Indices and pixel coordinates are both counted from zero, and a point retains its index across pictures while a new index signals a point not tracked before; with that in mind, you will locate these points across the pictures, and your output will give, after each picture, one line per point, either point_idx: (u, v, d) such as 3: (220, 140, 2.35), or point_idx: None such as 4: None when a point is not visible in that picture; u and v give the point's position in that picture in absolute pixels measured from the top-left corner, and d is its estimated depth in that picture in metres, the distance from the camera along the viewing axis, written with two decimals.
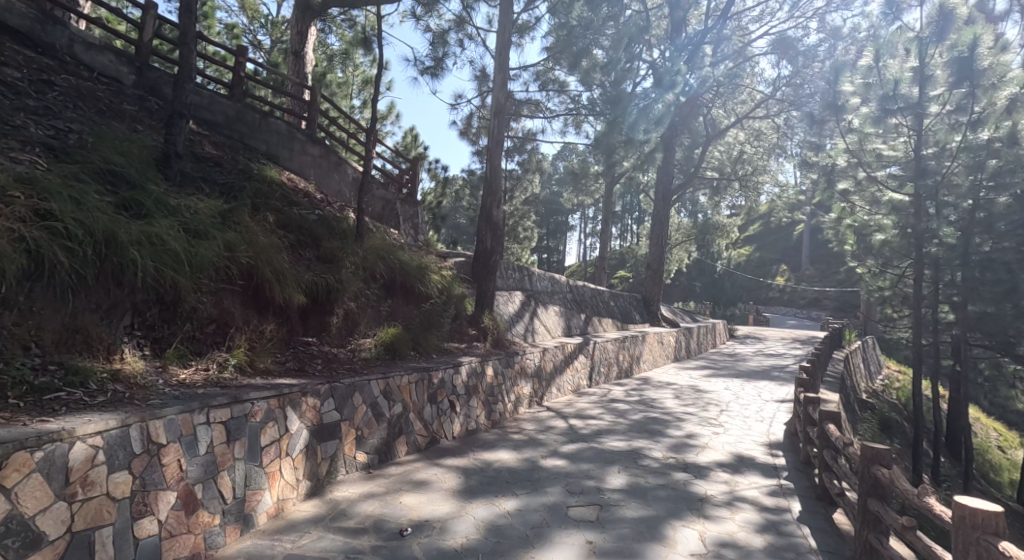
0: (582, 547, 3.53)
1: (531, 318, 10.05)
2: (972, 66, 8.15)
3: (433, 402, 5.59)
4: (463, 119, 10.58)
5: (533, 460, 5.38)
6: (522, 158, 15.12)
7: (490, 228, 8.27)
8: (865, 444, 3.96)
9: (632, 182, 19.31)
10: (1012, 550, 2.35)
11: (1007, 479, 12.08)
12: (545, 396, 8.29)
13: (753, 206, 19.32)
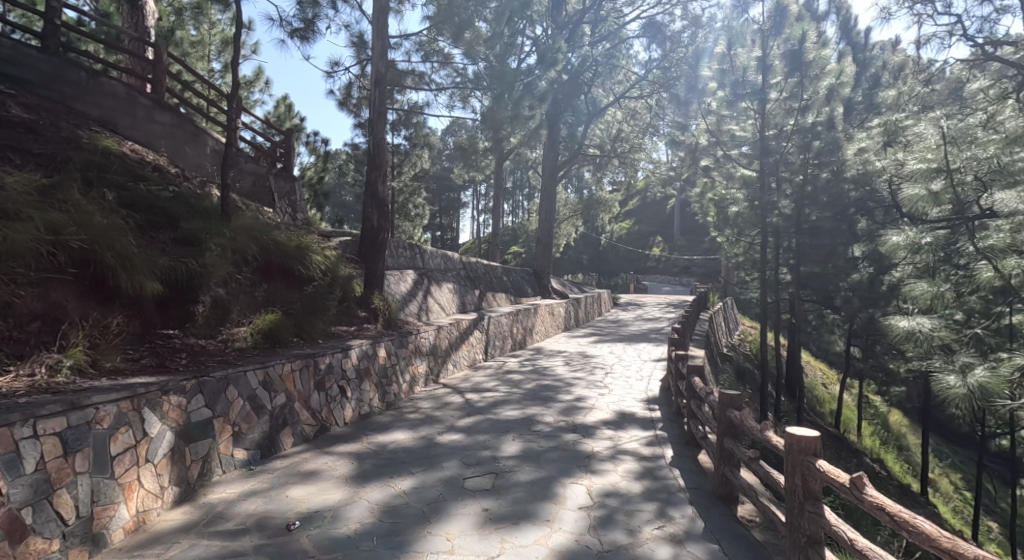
0: (477, 515, 3.80)
1: (424, 296, 10.13)
2: (802, 58, 9.52)
3: (320, 388, 5.57)
4: (342, 88, 10.20)
5: (429, 437, 5.60)
6: (409, 132, 14.98)
7: (377, 205, 8.20)
8: (721, 392, 4.59)
9: (520, 156, 19.90)
10: (830, 468, 2.97)
11: (830, 409, 14.45)
12: (441, 373, 8.51)
13: (630, 182, 20.65)
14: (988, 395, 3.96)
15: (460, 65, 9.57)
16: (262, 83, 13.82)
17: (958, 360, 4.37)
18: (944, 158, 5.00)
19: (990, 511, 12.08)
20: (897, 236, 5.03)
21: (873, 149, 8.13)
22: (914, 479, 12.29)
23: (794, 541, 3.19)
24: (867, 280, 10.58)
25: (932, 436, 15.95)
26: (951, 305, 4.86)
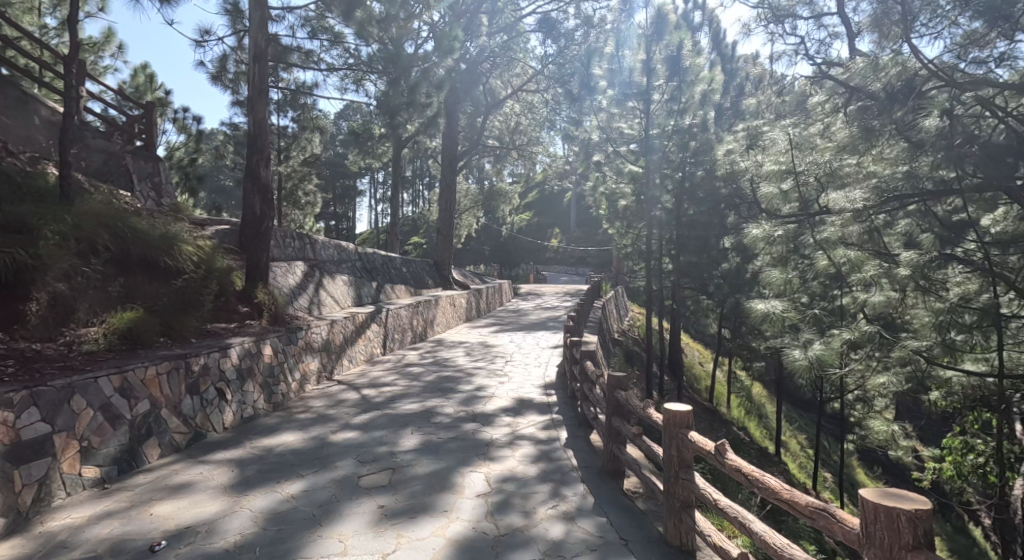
0: (373, 513, 3.83)
1: (316, 289, 9.81)
2: (680, 64, 10.37)
3: (193, 393, 5.25)
4: (215, 61, 9.45)
5: (321, 437, 5.52)
6: (297, 114, 14.29)
7: (259, 190, 7.79)
8: (609, 375, 4.94)
9: (419, 144, 19.69)
10: (700, 437, 3.34)
11: (706, 386, 15.95)
12: (335, 370, 8.34)
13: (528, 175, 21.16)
14: (824, 365, 4.64)
15: (352, 45, 9.28)
16: (114, 48, 12.48)
17: (802, 336, 5.06)
18: (792, 160, 5.73)
19: (826, 464, 14.15)
20: (755, 229, 5.61)
21: (740, 152, 9.04)
22: (770, 442, 14.01)
23: (670, 506, 3.54)
24: (735, 268, 11.76)
25: (784, 404, 18.21)
26: (798, 290, 5.59)
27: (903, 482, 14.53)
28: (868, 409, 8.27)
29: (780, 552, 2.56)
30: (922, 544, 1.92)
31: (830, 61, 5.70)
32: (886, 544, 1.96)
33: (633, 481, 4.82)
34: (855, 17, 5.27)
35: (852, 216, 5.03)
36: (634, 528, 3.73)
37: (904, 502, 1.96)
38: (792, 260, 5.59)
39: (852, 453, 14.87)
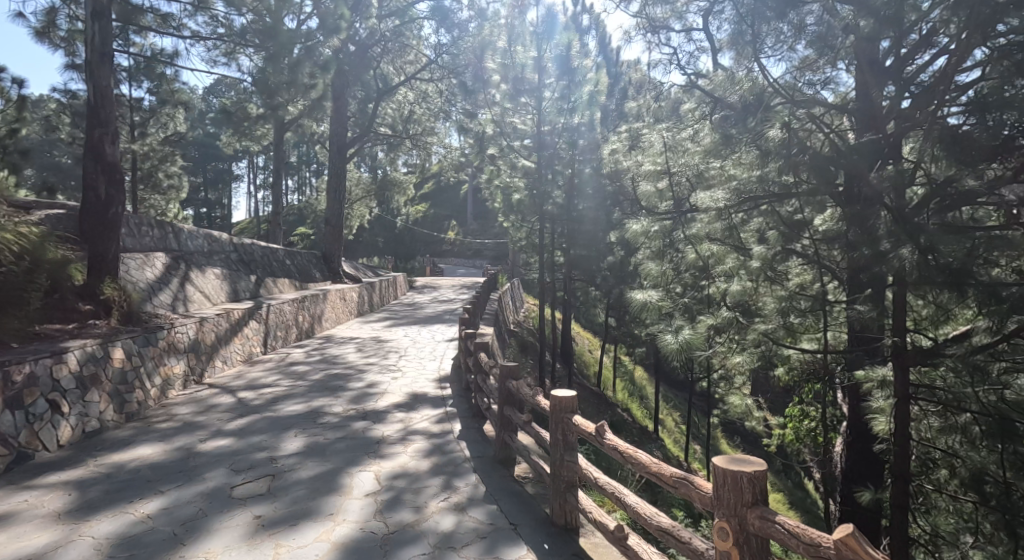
0: (249, 524, 3.62)
1: (180, 284, 9.01)
2: (568, 64, 10.68)
3: (18, 406, 4.59)
4: (42, 15, 8.13)
5: (188, 447, 5.12)
6: (153, 86, 12.82)
7: (104, 170, 6.97)
8: (500, 365, 5.06)
9: (304, 126, 18.63)
10: (583, 421, 3.54)
11: (595, 372, 16.83)
12: (206, 373, 7.76)
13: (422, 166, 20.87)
14: (691, 348, 5.11)
15: (224, 14, 8.62)
16: None
17: (675, 322, 5.52)
18: (668, 161, 6.27)
19: (695, 438, 15.61)
20: (635, 225, 6.21)
21: (622, 152, 9.58)
22: (650, 421, 15.14)
23: (555, 487, 3.73)
24: (619, 261, 12.51)
25: (661, 386, 19.74)
26: (672, 280, 6.09)
27: (758, 449, 16.43)
28: (730, 387, 9.24)
29: (650, 521, 2.81)
30: (760, 501, 2.22)
31: (698, 73, 6.21)
32: (731, 504, 2.23)
33: (523, 467, 5.01)
34: (717, 34, 5.82)
35: (715, 214, 5.60)
36: (523, 512, 3.90)
37: (747, 467, 2.25)
38: (668, 254, 6.15)
39: (717, 426, 16.54)
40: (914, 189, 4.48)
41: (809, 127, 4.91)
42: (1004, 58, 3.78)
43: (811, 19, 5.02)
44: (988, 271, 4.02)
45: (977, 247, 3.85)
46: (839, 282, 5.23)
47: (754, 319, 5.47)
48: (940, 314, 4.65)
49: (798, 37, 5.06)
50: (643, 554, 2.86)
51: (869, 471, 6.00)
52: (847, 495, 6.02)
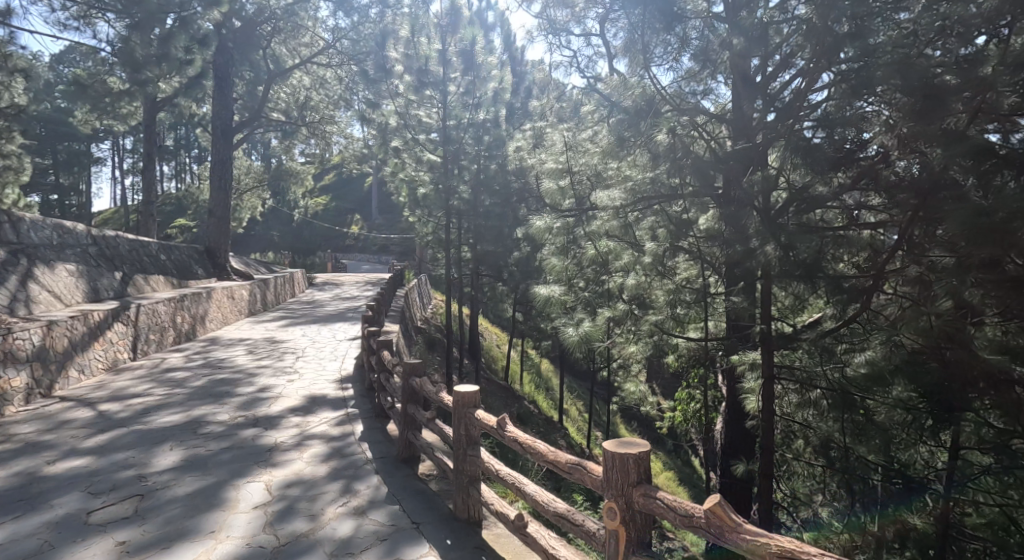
0: (113, 552, 3.27)
1: (23, 283, 7.91)
2: (473, 59, 10.85)
3: None
4: None
5: (35, 471, 4.53)
6: None
7: None
8: (404, 362, 4.98)
9: (183, 108, 17.02)
10: (484, 415, 3.59)
11: (503, 365, 17.04)
12: (58, 385, 6.91)
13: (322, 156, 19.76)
14: (590, 341, 5.29)
15: None
16: None
17: (576, 315, 5.68)
18: (569, 160, 6.48)
19: (598, 424, 16.33)
20: (538, 221, 6.17)
21: (528, 150, 9.72)
22: (555, 411, 15.62)
23: (459, 482, 3.76)
24: (526, 256, 12.67)
25: (566, 376, 20.41)
26: (574, 275, 6.23)
27: (653, 432, 17.51)
28: (627, 375, 9.76)
29: (547, 507, 2.92)
30: (644, 480, 2.38)
31: (597, 76, 6.44)
32: (619, 484, 2.38)
33: (428, 465, 4.99)
34: (612, 40, 6.06)
35: (613, 212, 5.89)
36: (426, 509, 3.89)
37: (633, 448, 2.41)
38: (572, 250, 6.27)
39: (617, 412, 17.41)
40: (776, 193, 4.87)
41: (691, 134, 5.22)
42: (848, 79, 4.30)
43: (693, 33, 5.39)
44: (836, 265, 4.59)
45: (827, 245, 4.37)
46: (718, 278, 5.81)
47: (647, 312, 5.77)
48: (798, 303, 5.24)
49: (682, 49, 5.40)
50: (540, 540, 2.97)
51: (743, 445, 6.64)
52: (725, 469, 6.62)
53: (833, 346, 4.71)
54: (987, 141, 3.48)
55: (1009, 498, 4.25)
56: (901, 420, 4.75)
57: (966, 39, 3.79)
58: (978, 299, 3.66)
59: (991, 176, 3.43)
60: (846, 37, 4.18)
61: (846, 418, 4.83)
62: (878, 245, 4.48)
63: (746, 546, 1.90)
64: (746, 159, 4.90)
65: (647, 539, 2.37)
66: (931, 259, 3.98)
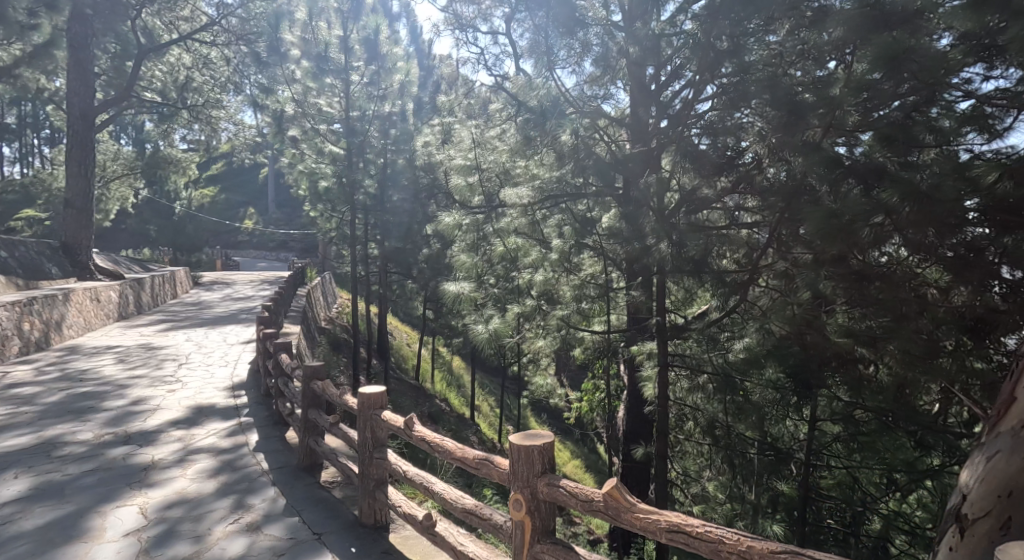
0: None
1: None
2: (377, 48, 10.62)
3: None
4: None
5: None
6: None
7: None
8: (304, 366, 4.81)
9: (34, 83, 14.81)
10: (391, 416, 3.60)
11: (412, 365, 16.79)
12: None
13: (208, 144, 17.24)
14: (500, 336, 5.42)
15: None
16: None
17: (486, 312, 5.75)
18: (477, 157, 6.53)
19: (508, 418, 16.62)
20: (448, 217, 6.25)
21: (436, 145, 9.58)
22: (467, 408, 15.70)
23: (364, 487, 3.74)
24: (435, 254, 12.28)
25: (477, 373, 20.54)
26: (484, 272, 6.18)
27: (562, 423, 18.14)
28: (535, 369, 10.02)
29: (455, 504, 3.01)
30: (549, 470, 2.54)
31: (505, 75, 6.56)
32: (525, 475, 2.52)
33: (331, 471, 4.86)
34: (519, 41, 6.22)
35: (521, 210, 6.03)
36: (328, 519, 3.81)
37: (538, 440, 2.56)
38: (481, 246, 6.25)
39: (528, 406, 17.83)
40: (669, 195, 5.30)
41: (594, 137, 5.46)
42: (728, 92, 4.73)
43: (595, 39, 5.51)
44: (718, 261, 5.05)
45: (712, 242, 4.81)
46: (618, 273, 6.12)
47: (555, 306, 6.02)
48: (688, 296, 5.69)
49: (584, 54, 5.58)
50: (449, 537, 3.06)
51: (642, 430, 7.10)
52: (626, 453, 7.06)
53: (716, 335, 5.35)
54: (838, 153, 4.00)
55: (853, 460, 5.24)
56: (772, 398, 5.31)
57: (818, 63, 4.39)
58: (830, 290, 4.24)
59: (840, 183, 3.94)
60: (725, 53, 4.60)
61: (727, 399, 5.36)
62: (753, 244, 4.99)
63: (640, 523, 2.13)
64: (643, 160, 5.30)
65: (550, 526, 2.53)
66: (795, 255, 4.52)
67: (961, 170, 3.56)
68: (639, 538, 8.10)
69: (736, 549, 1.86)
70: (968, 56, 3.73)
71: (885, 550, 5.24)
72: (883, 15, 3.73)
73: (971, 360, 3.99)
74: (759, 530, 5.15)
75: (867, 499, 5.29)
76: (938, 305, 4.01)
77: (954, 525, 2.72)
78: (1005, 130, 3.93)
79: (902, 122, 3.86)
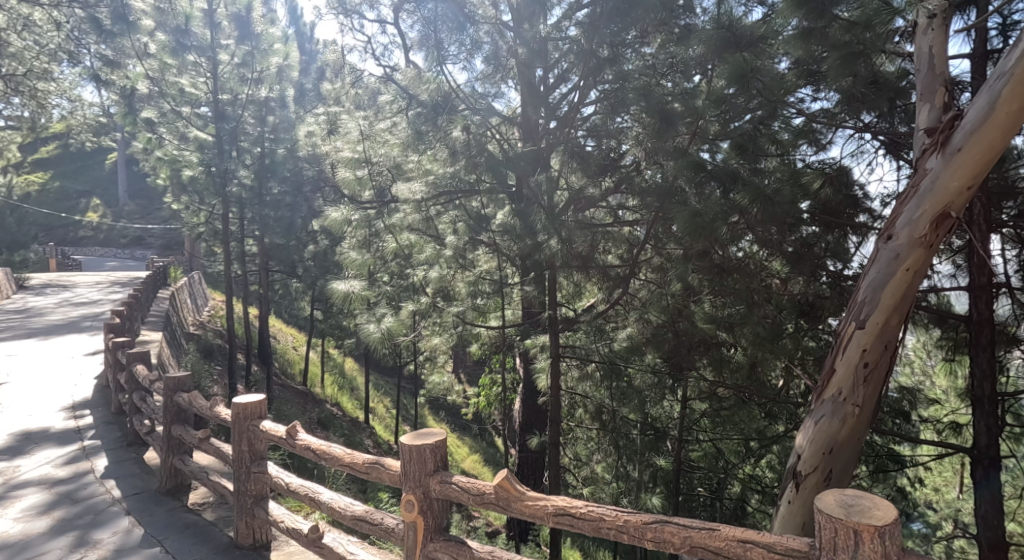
0: None
1: None
2: (249, 27, 9.83)
3: None
4: None
5: None
6: None
7: None
8: (166, 378, 4.38)
9: None
10: (270, 427, 3.42)
11: (298, 369, 15.91)
12: None
13: (33, 125, 14.11)
14: (394, 335, 5.30)
15: None
16: None
17: (378, 311, 5.58)
18: (366, 150, 6.33)
19: (405, 418, 16.41)
20: (335, 213, 6.02)
21: (321, 137, 9.13)
22: (360, 410, 15.27)
23: (241, 504, 3.53)
24: (322, 250, 12.24)
25: (371, 375, 19.97)
26: (375, 268, 6.08)
27: (459, 418, 18.25)
28: (431, 367, 9.90)
29: (344, 512, 2.95)
30: (440, 468, 2.59)
31: (394, 67, 6.44)
32: (417, 475, 2.54)
33: (200, 491, 4.51)
34: (408, 31, 6.15)
35: (414, 205, 5.96)
36: (197, 545, 3.57)
37: (430, 439, 2.59)
38: (372, 244, 6.10)
39: (424, 404, 17.70)
40: (558, 194, 5.47)
41: (486, 134, 5.47)
42: (609, 97, 4.97)
43: (485, 37, 5.68)
44: (604, 256, 5.34)
45: (597, 239, 5.07)
46: (513, 269, 6.23)
47: (450, 303, 6.10)
48: (577, 291, 5.99)
49: (475, 51, 5.63)
50: (338, 547, 3.00)
51: (536, 420, 7.36)
52: (522, 443, 7.30)
53: (603, 325, 5.66)
54: (701, 158, 4.39)
55: (718, 434, 5.92)
56: (650, 382, 5.82)
57: (686, 76, 4.86)
58: (697, 283, 4.67)
59: (703, 186, 4.30)
60: (606, 61, 4.84)
61: (613, 385, 5.78)
62: (633, 240, 5.34)
63: (529, 510, 2.23)
64: (534, 160, 5.41)
65: (443, 523, 2.59)
66: (668, 251, 4.99)
67: (796, 177, 4.22)
68: (533, 526, 8.42)
69: (615, 524, 2.02)
70: (801, 79, 4.36)
71: (742, 510, 5.99)
72: (735, 36, 4.13)
73: (805, 339, 4.73)
74: (641, 505, 5.55)
75: (728, 467, 5.99)
76: (782, 294, 4.64)
77: (792, 481, 3.55)
78: (828, 144, 4.61)
79: (751, 133, 4.36)
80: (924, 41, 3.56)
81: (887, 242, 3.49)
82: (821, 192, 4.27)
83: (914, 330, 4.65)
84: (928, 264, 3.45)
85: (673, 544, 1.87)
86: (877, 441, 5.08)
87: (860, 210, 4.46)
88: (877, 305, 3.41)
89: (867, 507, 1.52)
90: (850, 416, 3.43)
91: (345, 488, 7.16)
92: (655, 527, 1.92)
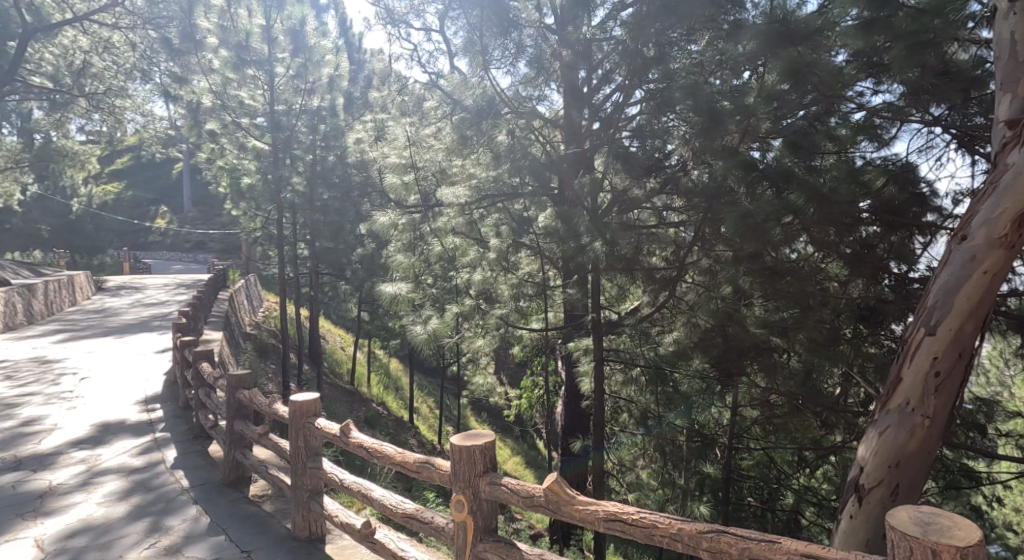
0: None
1: None
2: (302, 41, 10.17)
3: None
4: None
5: None
6: None
7: None
8: (229, 375, 4.58)
9: None
10: (325, 424, 3.53)
11: (346, 369, 16.36)
12: None
13: (109, 138, 14.99)
14: (440, 336, 5.38)
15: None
16: None
17: (424, 312, 5.68)
18: (413, 155, 6.45)
19: (448, 419, 16.57)
20: (383, 217, 6.17)
21: (368, 142, 9.35)
22: (405, 410, 15.55)
23: (298, 497, 3.66)
24: (369, 254, 12.53)
25: (415, 375, 20.33)
26: (423, 270, 6.20)
27: (501, 420, 18.33)
28: (475, 369, 10.00)
29: (395, 510, 3.00)
30: (490, 468, 2.62)
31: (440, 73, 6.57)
32: (467, 475, 2.58)
33: (259, 483, 4.69)
34: (453, 38, 6.24)
35: (459, 208, 6.03)
36: (256, 536, 3.71)
37: (480, 440, 2.63)
38: (418, 246, 6.23)
39: (468, 405, 17.85)
40: (600, 195, 5.51)
41: (531, 137, 5.48)
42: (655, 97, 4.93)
43: (529, 40, 5.66)
44: (649, 258, 5.26)
45: (644, 241, 5.01)
46: (557, 271, 6.23)
47: (495, 304, 6.15)
48: (621, 293, 5.93)
49: (519, 54, 5.65)
50: (389, 544, 3.06)
51: (580, 423, 7.32)
52: (566, 446, 7.27)
53: (648, 329, 5.61)
54: (754, 157, 4.29)
55: (769, 442, 5.70)
56: (698, 387, 5.67)
57: (735, 73, 4.70)
58: (748, 286, 4.52)
59: (756, 184, 4.19)
60: (651, 60, 4.85)
61: (658, 390, 5.63)
62: (680, 242, 5.23)
63: (580, 514, 2.23)
64: (577, 160, 5.48)
65: (494, 523, 2.60)
66: (717, 253, 4.84)
67: (855, 175, 4.06)
68: (577, 530, 8.36)
69: (668, 532, 1.99)
70: (862, 72, 4.19)
71: (795, 523, 5.75)
72: (789, 31, 4.02)
73: (867, 345, 4.50)
74: (689, 513, 5.41)
75: (781, 477, 5.77)
76: (840, 297, 4.45)
77: (854, 494, 3.40)
78: (890, 139, 4.41)
79: (806, 130, 4.24)
80: (1003, 28, 3.35)
81: (961, 244, 3.31)
82: (884, 190, 4.09)
83: (988, 335, 4.37)
84: (1008, 267, 3.25)
85: (730, 553, 1.83)
86: (945, 454, 4.79)
87: (927, 209, 4.24)
88: (949, 310, 3.24)
89: (945, 526, 1.45)
90: (918, 427, 3.27)
91: (393, 485, 7.30)
92: (711, 537, 1.89)
